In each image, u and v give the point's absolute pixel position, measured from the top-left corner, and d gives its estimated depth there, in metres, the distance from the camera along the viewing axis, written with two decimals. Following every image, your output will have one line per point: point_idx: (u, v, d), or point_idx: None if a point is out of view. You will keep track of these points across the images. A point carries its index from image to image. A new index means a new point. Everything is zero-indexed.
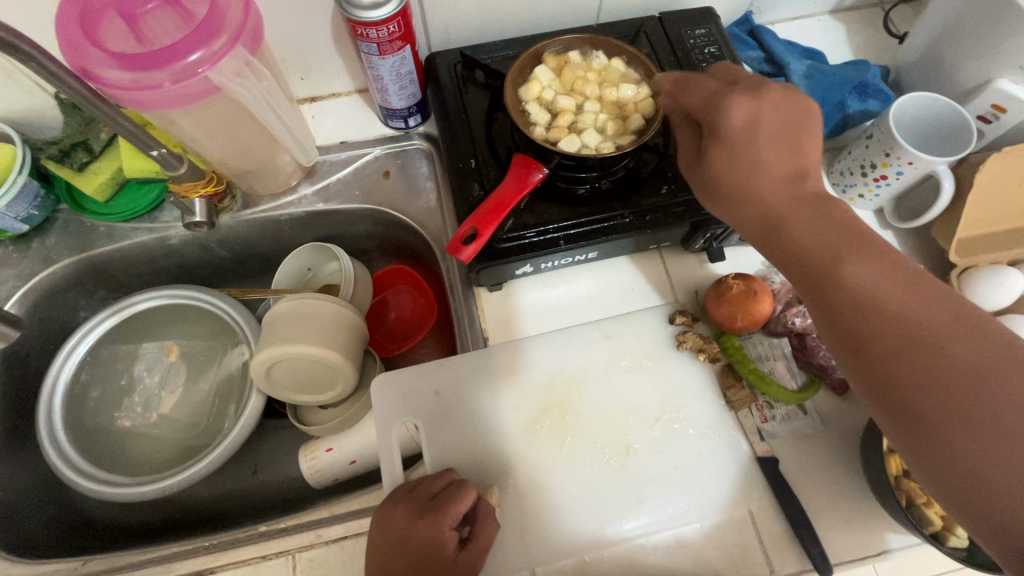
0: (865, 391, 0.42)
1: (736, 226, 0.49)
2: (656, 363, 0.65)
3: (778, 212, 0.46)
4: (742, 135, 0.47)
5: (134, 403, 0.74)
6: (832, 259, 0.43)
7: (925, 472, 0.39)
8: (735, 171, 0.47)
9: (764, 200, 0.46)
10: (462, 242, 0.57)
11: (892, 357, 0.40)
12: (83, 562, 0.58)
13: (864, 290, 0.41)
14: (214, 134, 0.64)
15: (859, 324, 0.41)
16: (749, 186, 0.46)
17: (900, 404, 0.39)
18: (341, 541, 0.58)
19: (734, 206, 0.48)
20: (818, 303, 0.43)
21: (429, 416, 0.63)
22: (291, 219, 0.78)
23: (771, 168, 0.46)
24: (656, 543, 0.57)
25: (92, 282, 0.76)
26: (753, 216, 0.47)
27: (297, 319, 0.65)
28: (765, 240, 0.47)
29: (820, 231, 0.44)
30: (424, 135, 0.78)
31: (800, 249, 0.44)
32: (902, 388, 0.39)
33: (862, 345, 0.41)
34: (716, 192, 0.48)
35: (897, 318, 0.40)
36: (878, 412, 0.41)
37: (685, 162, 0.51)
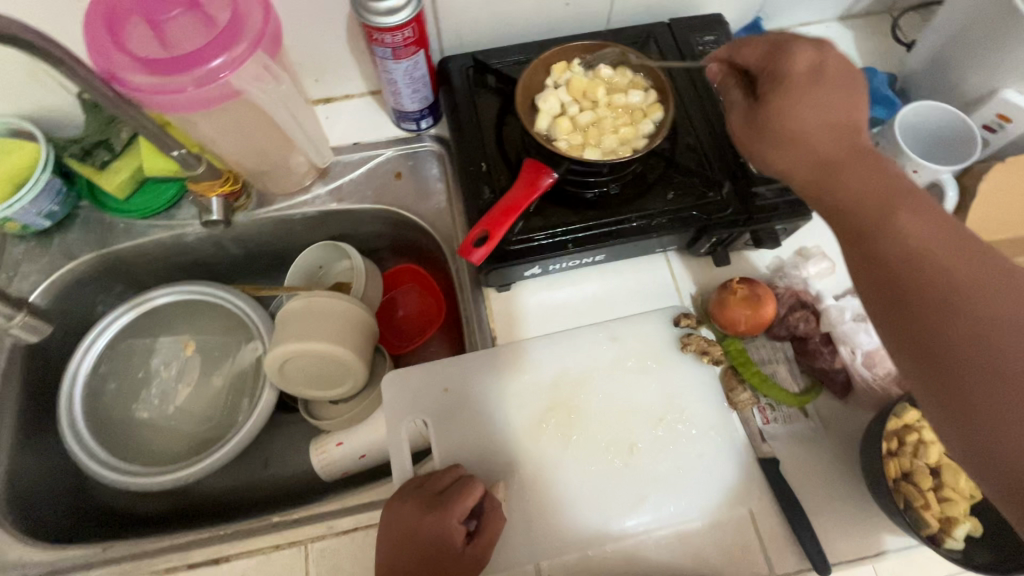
0: (890, 334, 0.43)
1: (786, 169, 0.50)
2: (661, 365, 0.66)
3: (833, 158, 0.48)
4: (806, 83, 0.48)
5: (151, 396, 0.76)
6: (884, 209, 0.45)
7: (936, 412, 0.40)
8: (792, 114, 0.48)
9: (820, 146, 0.48)
10: (473, 244, 0.58)
11: (927, 299, 0.41)
12: (103, 549, 0.61)
13: (911, 238, 0.43)
14: (232, 135, 0.65)
15: (901, 269, 0.42)
16: (804, 131, 0.48)
17: (927, 347, 0.41)
18: (351, 533, 0.59)
19: (789, 148, 0.49)
20: (860, 247, 0.45)
21: (437, 413, 0.65)
22: (304, 218, 0.80)
23: (827, 118, 0.48)
24: (658, 540, 0.59)
25: (110, 277, 0.78)
26: (805, 161, 0.49)
27: (310, 316, 0.67)
28: (815, 186, 0.48)
29: (873, 182, 0.46)
30: (435, 137, 0.79)
31: (852, 194, 0.46)
32: (934, 330, 0.40)
33: (894, 287, 0.43)
34: (771, 137, 0.49)
35: (939, 267, 0.41)
36: (900, 355, 0.42)
37: (735, 122, 0.53)
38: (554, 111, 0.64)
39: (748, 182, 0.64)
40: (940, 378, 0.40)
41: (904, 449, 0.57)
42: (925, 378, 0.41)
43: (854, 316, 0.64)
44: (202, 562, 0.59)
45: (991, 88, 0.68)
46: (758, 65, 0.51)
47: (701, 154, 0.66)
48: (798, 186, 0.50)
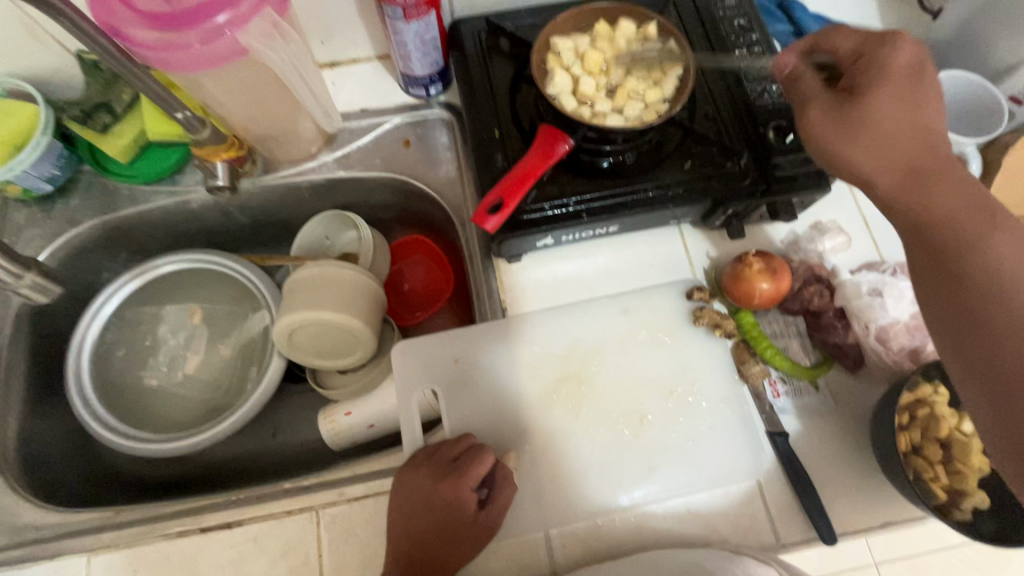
0: (948, 338, 0.47)
1: (871, 172, 0.50)
2: (672, 338, 0.66)
3: (923, 169, 0.49)
4: (899, 85, 0.51)
5: (159, 363, 0.76)
6: (975, 228, 0.46)
7: (982, 407, 0.44)
8: (881, 117, 0.50)
9: (909, 154, 0.50)
10: (487, 212, 0.57)
11: (993, 311, 0.44)
12: (115, 513, 0.61)
13: (996, 257, 0.45)
14: (239, 98, 0.64)
15: (980, 282, 0.45)
16: (891, 137, 0.50)
17: (989, 353, 0.44)
18: (362, 500, 0.60)
19: (876, 151, 0.50)
20: (936, 258, 0.48)
21: (448, 383, 0.65)
22: (311, 186, 0.78)
23: (911, 121, 0.50)
24: (667, 510, 0.59)
25: (115, 244, 0.77)
26: (891, 166, 0.50)
27: (319, 285, 0.67)
28: (902, 192, 0.50)
29: (965, 199, 0.48)
30: (445, 104, 0.77)
31: (941, 209, 0.48)
32: (994, 339, 0.44)
33: (963, 298, 0.45)
34: (857, 130, 0.50)
35: (1020, 288, 0.44)
36: (955, 357, 0.46)
37: (812, 113, 0.52)
38: (569, 88, 0.61)
39: (765, 153, 0.62)
40: (996, 386, 0.43)
41: (914, 423, 0.57)
42: (979, 383, 0.44)
43: (870, 289, 0.62)
44: (215, 526, 0.59)
45: (1019, 58, 0.66)
46: (852, 54, 0.54)
47: (719, 123, 0.65)
48: (882, 192, 0.51)
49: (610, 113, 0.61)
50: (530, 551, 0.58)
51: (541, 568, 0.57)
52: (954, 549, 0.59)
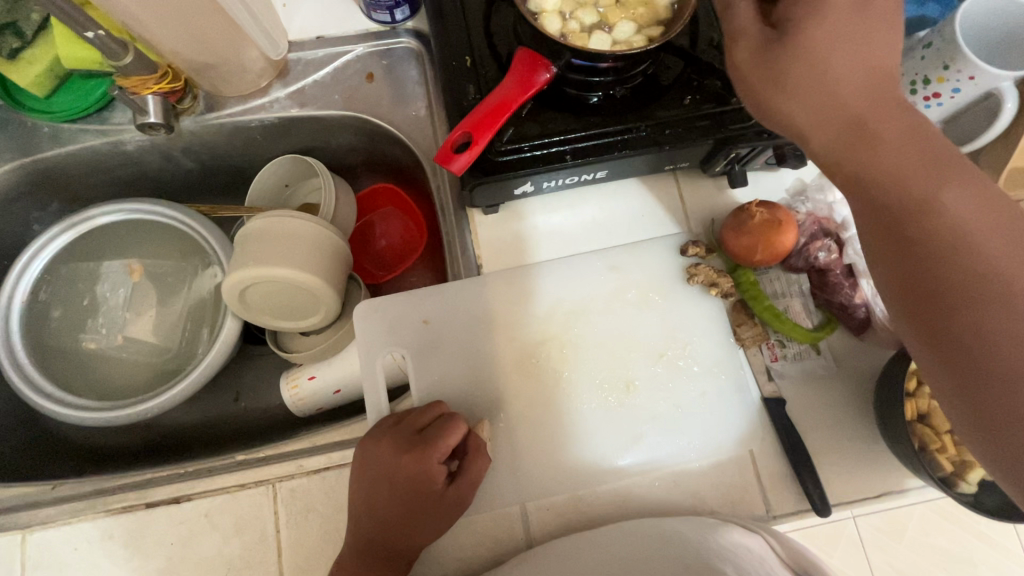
0: (911, 325, 0.37)
1: (806, 126, 0.40)
2: (664, 298, 0.60)
3: (865, 115, 0.39)
4: (842, 9, 0.39)
5: (99, 325, 0.69)
6: (924, 184, 0.37)
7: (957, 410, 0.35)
8: (821, 54, 0.39)
9: (848, 99, 0.39)
10: (453, 151, 0.49)
11: (956, 290, 0.35)
12: (53, 486, 0.56)
13: (955, 221, 0.36)
14: (165, 20, 0.54)
15: (938, 253, 0.36)
16: (830, 79, 0.39)
17: (955, 345, 0.35)
18: (323, 472, 0.55)
19: (810, 99, 0.39)
20: (884, 226, 0.38)
21: (416, 346, 0.59)
22: (262, 126, 0.69)
23: (858, 57, 0.39)
24: (651, 481, 0.55)
25: (43, 192, 0.69)
26: (828, 117, 0.39)
27: (270, 237, 0.59)
28: (841, 151, 0.39)
29: (911, 149, 0.38)
30: (413, 32, 0.68)
31: (883, 165, 0.38)
32: (959, 321, 0.35)
33: (923, 273, 0.36)
34: (786, 79, 0.40)
35: (985, 260, 0.35)
36: (922, 350, 0.36)
37: (739, 56, 0.41)
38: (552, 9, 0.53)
39: None
40: (969, 379, 0.34)
41: (922, 389, 0.52)
42: (946, 375, 0.35)
43: None
44: (161, 501, 0.54)
45: None
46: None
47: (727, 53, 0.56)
48: (817, 150, 0.40)
49: (595, 34, 0.52)
50: (504, 524, 0.54)
51: (516, 541, 0.53)
52: (952, 516, 0.56)
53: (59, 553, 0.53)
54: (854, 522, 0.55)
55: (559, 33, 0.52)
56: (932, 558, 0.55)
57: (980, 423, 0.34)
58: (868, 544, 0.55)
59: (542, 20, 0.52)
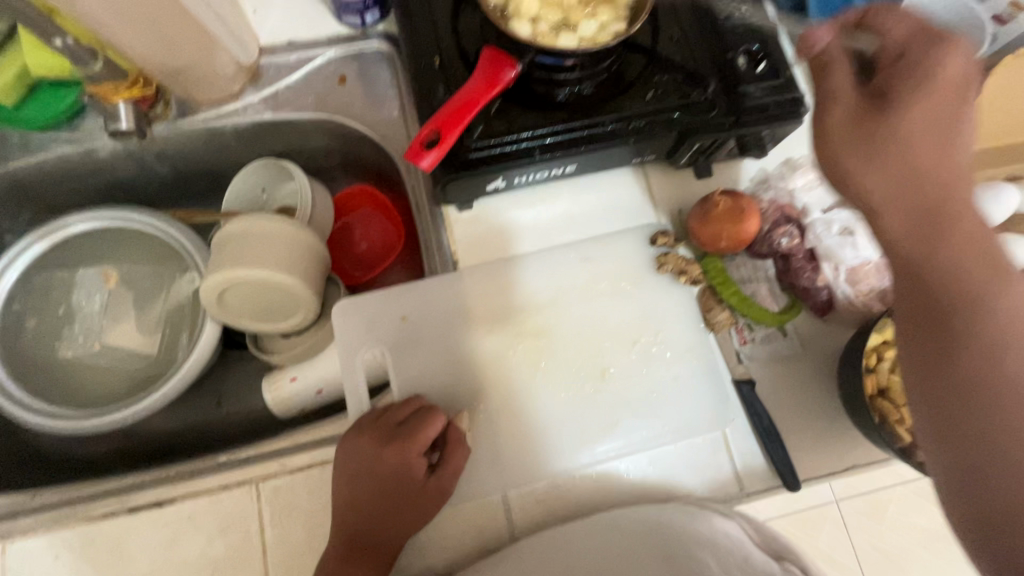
0: (935, 427, 0.37)
1: (880, 203, 0.38)
2: (636, 287, 0.62)
3: (943, 207, 0.37)
4: (936, 88, 0.37)
5: (75, 334, 0.68)
6: (985, 291, 0.35)
7: (968, 520, 0.35)
8: (905, 134, 0.37)
9: (924, 184, 0.37)
10: (422, 148, 0.50)
11: (987, 405, 0.34)
12: (34, 495, 0.56)
13: (994, 330, 0.35)
14: (138, 28, 0.54)
15: (971, 365, 0.35)
16: (910, 159, 0.37)
17: (972, 455, 0.35)
18: (306, 470, 0.56)
19: (892, 178, 0.38)
20: (928, 320, 0.37)
21: (395, 343, 0.60)
22: (235, 131, 0.69)
23: (939, 146, 0.38)
24: (629, 465, 0.57)
25: (14, 202, 0.68)
26: (908, 198, 0.37)
27: (246, 240, 0.59)
28: (912, 238, 0.37)
29: (985, 252, 0.36)
30: (383, 34, 0.69)
31: (956, 263, 0.36)
32: (985, 441, 0.34)
33: (957, 381, 0.35)
34: (877, 148, 0.38)
35: (1014, 380, 0.34)
36: (940, 452, 0.36)
37: (835, 117, 0.39)
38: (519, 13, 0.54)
39: (735, 80, 0.56)
40: (985, 494, 0.34)
41: (882, 365, 0.54)
42: (965, 487, 0.35)
43: (841, 230, 0.59)
44: (142, 506, 0.54)
45: None
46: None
47: (687, 49, 0.58)
48: (886, 231, 0.39)
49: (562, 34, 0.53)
50: (486, 513, 0.55)
51: (500, 532, 0.54)
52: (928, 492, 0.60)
53: (40, 562, 0.53)
54: (837, 505, 0.59)
55: (528, 34, 0.53)
56: (910, 535, 0.60)
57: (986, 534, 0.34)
58: (849, 525, 0.59)
59: (512, 24, 0.53)
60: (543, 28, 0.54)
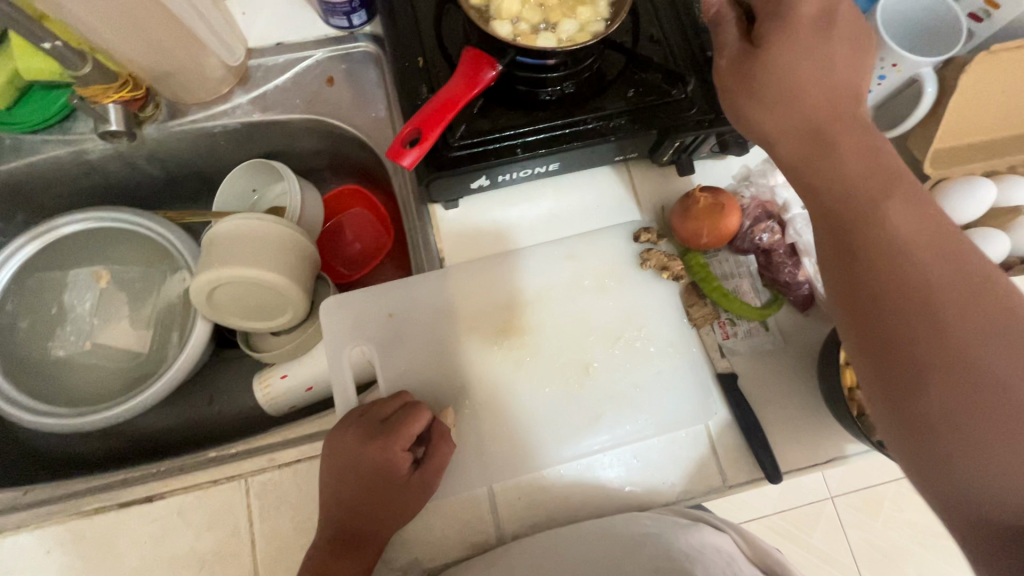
0: (853, 328, 0.39)
1: (775, 135, 0.44)
2: (619, 283, 0.63)
3: (825, 130, 0.42)
4: (805, 30, 0.43)
5: (67, 333, 0.69)
6: (867, 197, 0.40)
7: (895, 419, 0.37)
8: (788, 69, 0.42)
9: (808, 111, 0.43)
10: (404, 146, 0.51)
11: (892, 295, 0.37)
12: (25, 492, 0.57)
13: (892, 236, 0.38)
14: (124, 31, 0.55)
15: (874, 261, 0.38)
16: (794, 92, 0.43)
17: (887, 346, 0.37)
18: (294, 465, 0.57)
19: (778, 111, 0.43)
20: (833, 234, 0.41)
21: (382, 339, 0.61)
22: (225, 132, 0.70)
23: (817, 76, 0.43)
24: (613, 459, 0.57)
25: (8, 203, 0.69)
26: (792, 123, 0.43)
27: (234, 239, 0.60)
28: (802, 158, 0.43)
29: (866, 162, 0.41)
30: (371, 36, 0.70)
31: (841, 175, 0.41)
32: (901, 344, 0.37)
33: (865, 282, 0.39)
34: (760, 96, 0.43)
35: (914, 271, 0.37)
36: (860, 352, 0.39)
37: (721, 66, 0.45)
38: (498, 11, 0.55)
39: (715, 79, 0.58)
40: (901, 380, 0.36)
41: None
42: (885, 378, 0.37)
43: None
44: (132, 502, 0.55)
45: None
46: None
47: (667, 48, 0.59)
48: (784, 157, 0.44)
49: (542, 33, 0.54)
50: (471, 507, 0.56)
51: (485, 525, 0.55)
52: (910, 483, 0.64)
53: (31, 558, 0.54)
54: None
55: (508, 34, 0.54)
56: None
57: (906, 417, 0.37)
58: None
59: (492, 23, 0.54)
60: (523, 27, 0.55)
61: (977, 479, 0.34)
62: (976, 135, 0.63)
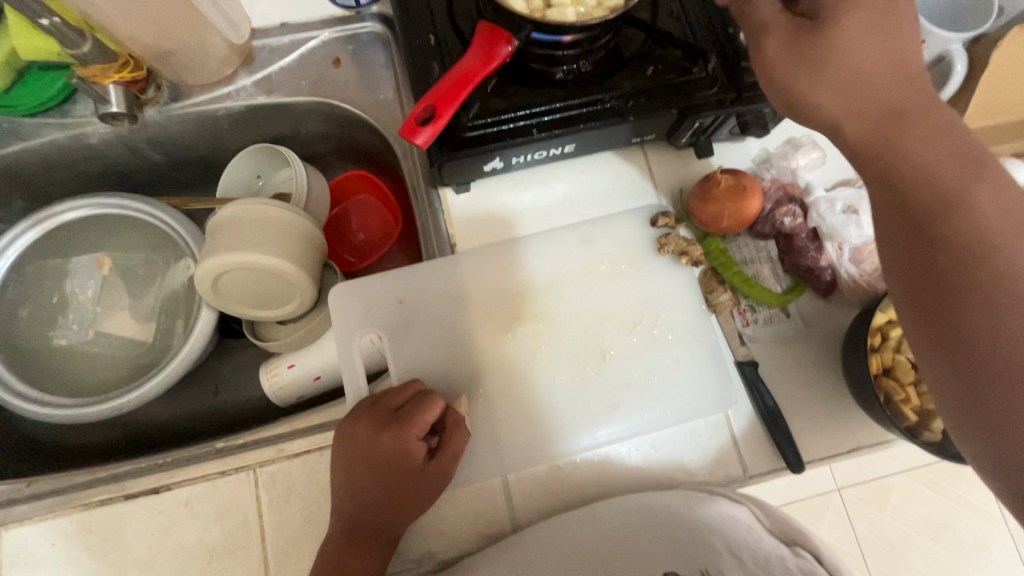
0: (924, 325, 0.37)
1: (840, 116, 0.42)
2: (636, 269, 0.61)
3: (902, 110, 0.40)
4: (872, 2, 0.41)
5: (70, 321, 0.68)
6: (950, 182, 0.38)
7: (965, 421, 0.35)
8: (847, 52, 0.41)
9: (879, 96, 0.41)
10: (417, 125, 0.49)
11: (971, 288, 0.35)
12: (28, 483, 0.55)
13: (976, 222, 0.36)
14: (124, 6, 0.53)
15: (958, 251, 0.36)
16: (862, 74, 0.41)
17: (961, 341, 0.35)
18: (304, 455, 0.55)
19: (845, 90, 0.41)
20: (906, 218, 0.39)
21: (392, 327, 0.59)
22: (229, 116, 0.69)
23: (889, 55, 0.41)
24: (631, 449, 0.56)
25: (7, 189, 0.68)
26: (862, 106, 0.41)
27: (240, 224, 0.58)
28: (875, 140, 0.41)
29: (946, 148, 0.39)
30: (378, 15, 0.68)
31: (920, 158, 0.39)
32: (976, 334, 0.35)
33: (940, 273, 0.37)
34: (828, 70, 0.41)
35: (1004, 263, 0.35)
36: (929, 347, 0.37)
37: (770, 46, 0.42)
38: None
39: (736, 56, 0.55)
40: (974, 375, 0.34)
41: (886, 345, 0.54)
42: (957, 374, 0.35)
43: (844, 208, 0.58)
44: (138, 493, 0.54)
45: None
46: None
47: (687, 25, 0.57)
48: (850, 139, 0.42)
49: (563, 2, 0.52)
50: (486, 498, 0.54)
51: (499, 516, 0.54)
52: (928, 478, 0.60)
53: (36, 550, 0.52)
54: (839, 495, 0.59)
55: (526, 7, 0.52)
56: (915, 525, 0.59)
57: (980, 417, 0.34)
58: (852, 513, 0.59)
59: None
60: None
61: None
62: (1002, 115, 0.61)
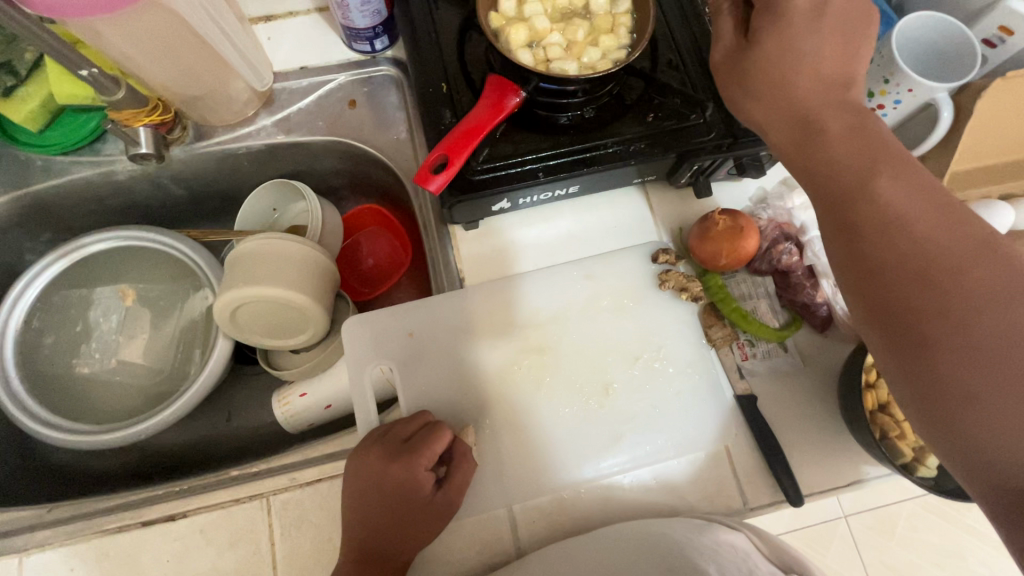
0: (860, 301, 0.40)
1: (766, 125, 0.46)
2: (638, 304, 0.63)
3: (813, 115, 0.44)
4: (801, 24, 0.44)
5: (92, 350, 0.71)
6: (860, 171, 0.41)
7: (904, 385, 0.38)
8: (771, 64, 0.45)
9: (799, 101, 0.44)
10: (431, 172, 0.52)
11: (895, 263, 0.38)
12: (49, 509, 0.57)
13: (885, 200, 0.39)
14: (157, 57, 0.57)
15: (874, 232, 0.39)
16: (786, 83, 0.45)
17: (892, 312, 0.38)
18: (315, 484, 0.57)
19: (769, 101, 0.46)
20: (830, 210, 0.42)
21: (402, 358, 0.61)
22: (249, 153, 0.72)
23: (811, 65, 0.44)
24: (632, 480, 0.57)
25: (36, 223, 0.71)
26: (784, 114, 0.45)
27: (258, 259, 0.61)
28: (793, 145, 0.45)
29: (857, 142, 0.42)
30: (392, 60, 0.72)
31: (834, 154, 0.42)
32: (898, 297, 0.38)
33: (870, 252, 0.39)
34: (752, 85, 0.46)
35: (914, 236, 0.38)
36: (865, 320, 0.40)
37: (717, 58, 0.49)
38: (524, 42, 0.56)
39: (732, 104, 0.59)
40: (904, 341, 0.37)
41: (881, 381, 0.56)
42: (889, 339, 0.38)
43: None
44: (155, 520, 0.55)
45: None
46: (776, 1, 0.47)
47: (684, 73, 0.61)
48: (776, 145, 0.46)
49: (568, 60, 0.56)
50: (492, 527, 0.56)
51: (505, 545, 0.55)
52: (938, 510, 0.61)
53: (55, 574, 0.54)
54: (846, 522, 0.61)
55: (536, 64, 0.56)
56: (923, 553, 0.60)
57: (917, 381, 0.37)
58: (861, 543, 0.61)
59: (520, 53, 0.56)
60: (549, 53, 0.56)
61: (985, 434, 0.34)
62: (986, 159, 0.64)
